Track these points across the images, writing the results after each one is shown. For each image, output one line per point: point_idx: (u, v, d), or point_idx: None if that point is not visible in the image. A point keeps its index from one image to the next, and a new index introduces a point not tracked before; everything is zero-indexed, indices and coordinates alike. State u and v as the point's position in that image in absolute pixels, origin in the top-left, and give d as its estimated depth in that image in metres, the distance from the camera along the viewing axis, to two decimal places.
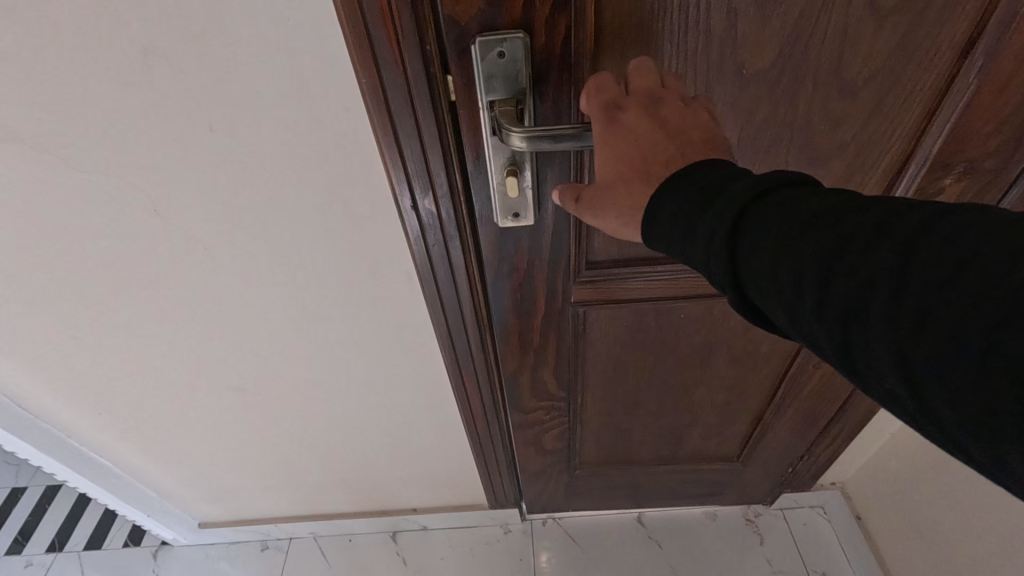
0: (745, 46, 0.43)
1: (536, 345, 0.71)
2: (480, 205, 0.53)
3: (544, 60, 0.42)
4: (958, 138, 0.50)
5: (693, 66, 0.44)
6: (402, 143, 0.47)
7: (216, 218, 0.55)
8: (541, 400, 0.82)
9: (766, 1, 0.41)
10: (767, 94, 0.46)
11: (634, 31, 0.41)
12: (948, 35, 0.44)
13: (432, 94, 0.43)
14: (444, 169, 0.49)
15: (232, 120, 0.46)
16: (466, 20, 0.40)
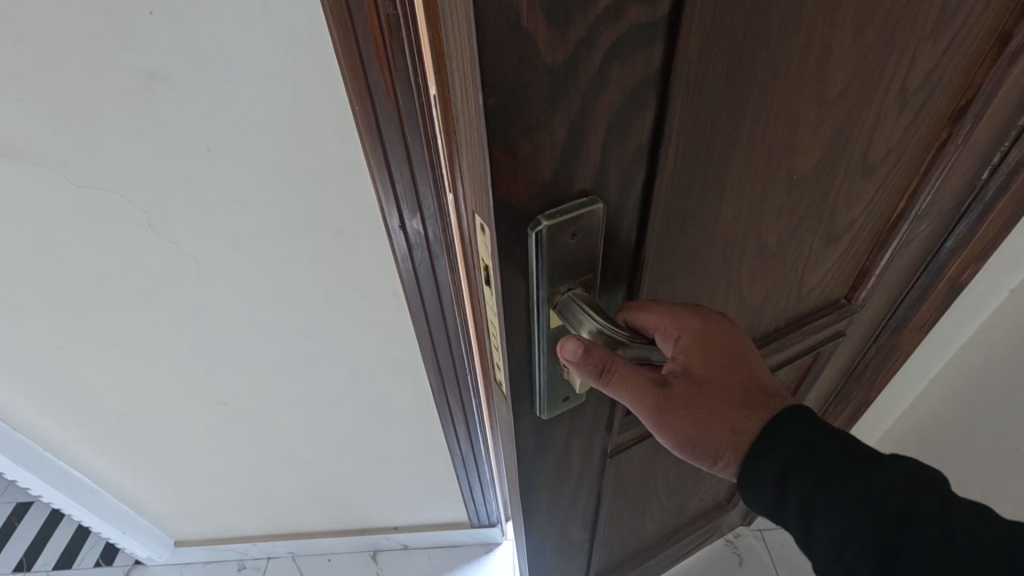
0: (801, 152, 0.41)
1: (568, 502, 0.54)
2: (521, 390, 0.40)
3: (613, 223, 0.34)
4: (941, 191, 0.54)
5: (753, 184, 0.40)
6: (392, 167, 0.49)
7: (209, 234, 0.56)
8: (565, 559, 0.63)
9: (824, 103, 0.38)
10: (813, 188, 0.45)
11: (699, 168, 0.35)
12: (945, 103, 0.47)
13: (424, 132, 0.47)
14: (432, 191, 0.52)
15: (228, 142, 0.48)
16: (522, 201, 0.29)
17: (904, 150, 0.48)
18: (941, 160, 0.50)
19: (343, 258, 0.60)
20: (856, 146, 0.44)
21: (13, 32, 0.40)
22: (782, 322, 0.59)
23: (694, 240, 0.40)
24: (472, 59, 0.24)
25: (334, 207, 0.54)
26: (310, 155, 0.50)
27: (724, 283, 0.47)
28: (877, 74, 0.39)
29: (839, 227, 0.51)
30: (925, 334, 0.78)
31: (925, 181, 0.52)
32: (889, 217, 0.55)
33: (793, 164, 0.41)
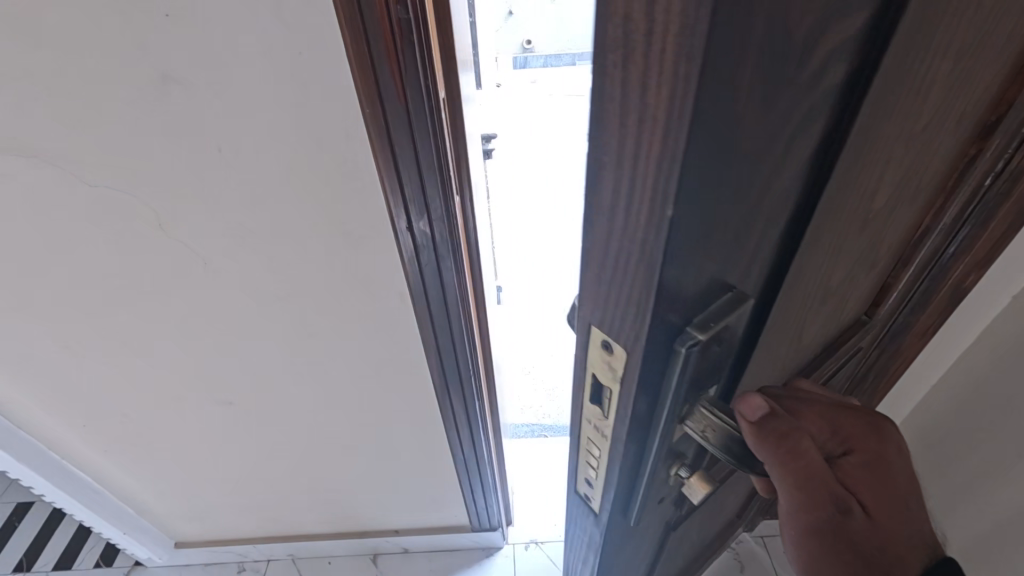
0: (882, 192, 0.38)
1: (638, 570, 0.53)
2: (620, 488, 0.37)
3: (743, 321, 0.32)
4: (966, 200, 0.53)
5: (845, 234, 0.36)
6: (401, 169, 0.50)
7: (218, 235, 0.57)
8: None
9: (911, 140, 0.35)
10: (879, 222, 0.42)
11: (816, 232, 0.32)
12: (981, 118, 0.45)
13: (432, 134, 0.48)
14: (439, 193, 0.53)
15: (239, 143, 0.49)
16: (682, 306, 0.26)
17: (943, 168, 0.47)
18: (971, 173, 0.50)
19: (349, 260, 0.60)
20: (915, 175, 0.42)
21: (29, 33, 0.41)
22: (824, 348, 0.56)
23: (789, 308, 0.37)
24: (658, 182, 0.20)
25: (341, 208, 0.55)
26: (318, 156, 0.50)
27: (795, 332, 0.44)
28: (951, 104, 0.37)
29: (883, 248, 0.50)
30: (925, 340, 0.79)
31: (954, 194, 0.51)
32: (920, 231, 0.54)
33: (873, 206, 0.38)
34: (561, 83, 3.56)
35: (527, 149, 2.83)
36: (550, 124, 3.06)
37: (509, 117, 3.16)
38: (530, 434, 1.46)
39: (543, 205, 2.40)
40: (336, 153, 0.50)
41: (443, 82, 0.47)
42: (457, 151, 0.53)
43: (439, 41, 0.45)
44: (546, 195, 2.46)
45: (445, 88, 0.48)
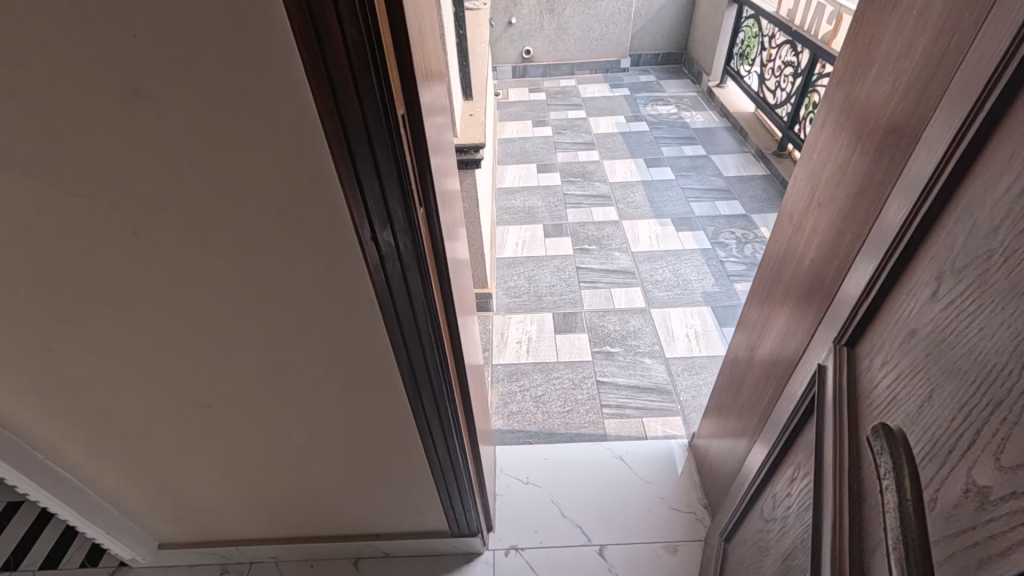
0: None
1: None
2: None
3: None
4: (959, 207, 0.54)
5: None
6: (362, 183, 0.52)
7: (192, 243, 0.59)
8: None
9: None
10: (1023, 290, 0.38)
11: None
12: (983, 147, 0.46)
13: (392, 149, 0.50)
14: (402, 206, 0.55)
15: (209, 157, 0.51)
16: None
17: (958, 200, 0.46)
18: None
19: (320, 268, 0.62)
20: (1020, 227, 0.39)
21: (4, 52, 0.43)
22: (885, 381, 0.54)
23: None
24: None
25: (308, 218, 0.57)
26: (282, 169, 0.52)
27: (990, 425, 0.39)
28: None
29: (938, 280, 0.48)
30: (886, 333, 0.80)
31: None
32: None
33: None
34: (559, 92, 3.59)
35: (522, 158, 2.85)
36: (545, 133, 3.09)
37: (506, 125, 3.20)
38: (516, 440, 1.47)
39: (536, 213, 2.42)
40: (301, 166, 0.52)
41: (401, 100, 0.49)
42: (420, 165, 0.55)
43: (396, 61, 0.47)
44: (539, 203, 2.48)
45: (404, 104, 0.50)
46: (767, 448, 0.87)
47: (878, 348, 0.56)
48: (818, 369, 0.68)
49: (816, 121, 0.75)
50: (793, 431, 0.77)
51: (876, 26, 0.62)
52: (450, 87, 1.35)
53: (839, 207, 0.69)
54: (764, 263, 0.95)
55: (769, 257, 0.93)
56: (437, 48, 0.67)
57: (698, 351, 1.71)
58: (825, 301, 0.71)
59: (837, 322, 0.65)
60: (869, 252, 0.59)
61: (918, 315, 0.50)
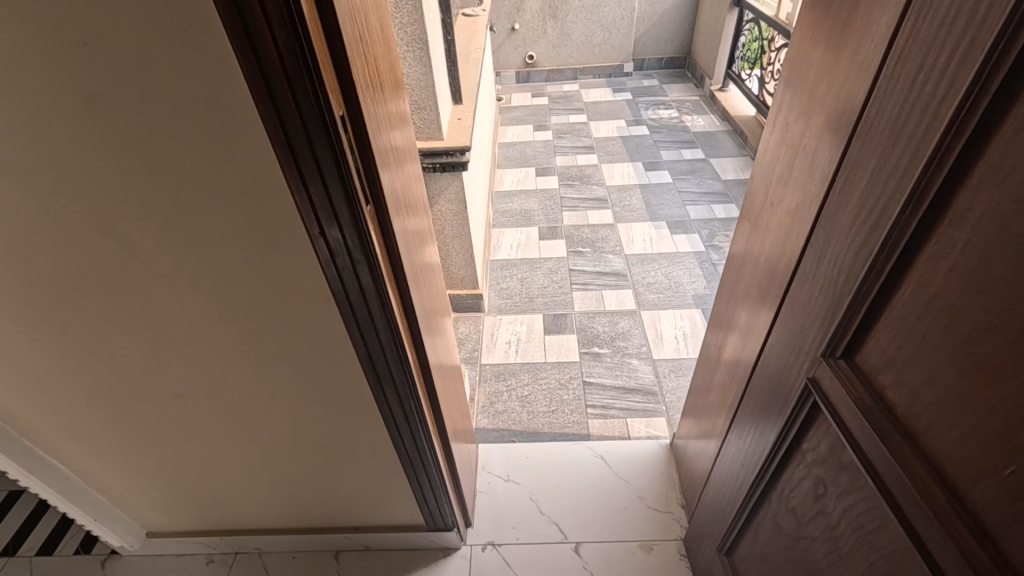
0: None
1: None
2: None
3: None
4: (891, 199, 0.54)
5: None
6: (307, 180, 0.55)
7: (155, 237, 0.63)
8: None
9: None
10: None
11: None
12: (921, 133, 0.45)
13: (332, 148, 0.53)
14: (346, 203, 0.57)
15: (163, 156, 0.55)
16: None
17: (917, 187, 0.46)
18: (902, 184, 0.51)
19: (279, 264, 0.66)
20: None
21: None
22: (910, 365, 0.49)
23: None
24: None
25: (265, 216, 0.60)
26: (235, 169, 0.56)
27: None
28: None
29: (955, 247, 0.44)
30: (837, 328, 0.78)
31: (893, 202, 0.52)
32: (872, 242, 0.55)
33: None
34: (561, 97, 3.62)
35: (521, 162, 2.88)
36: (545, 137, 3.12)
37: (508, 129, 3.23)
38: (500, 439, 1.49)
39: (532, 216, 2.44)
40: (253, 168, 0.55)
41: (341, 101, 0.52)
42: (365, 164, 0.58)
43: (333, 66, 0.50)
44: (535, 206, 2.51)
45: (343, 106, 0.53)
46: (757, 455, 0.82)
47: (901, 360, 0.50)
48: (811, 381, 0.63)
49: (769, 119, 0.76)
50: (789, 437, 0.71)
51: (819, 24, 0.62)
52: (435, 91, 1.38)
53: (787, 204, 0.70)
54: (731, 262, 0.95)
55: (734, 254, 0.93)
56: (394, 49, 0.70)
57: (686, 354, 1.71)
58: (779, 295, 0.72)
59: (822, 330, 0.61)
60: (838, 256, 0.57)
61: (963, 319, 0.43)
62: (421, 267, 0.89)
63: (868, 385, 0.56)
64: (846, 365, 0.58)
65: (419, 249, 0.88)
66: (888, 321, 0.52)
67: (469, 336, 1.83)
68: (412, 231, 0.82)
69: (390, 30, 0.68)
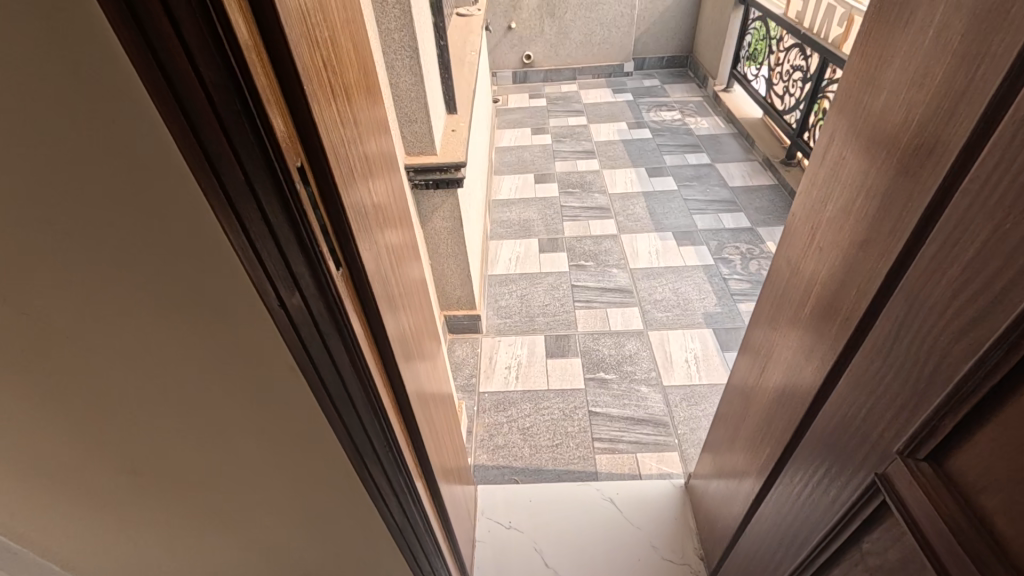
0: None
1: None
2: None
3: None
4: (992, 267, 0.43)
5: None
6: (257, 243, 0.43)
7: (55, 326, 0.48)
8: None
9: None
10: None
11: None
12: None
13: (286, 205, 0.41)
14: (308, 269, 0.46)
15: (60, 223, 0.41)
16: None
17: None
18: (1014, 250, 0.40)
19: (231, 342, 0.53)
20: None
21: None
22: None
23: None
24: None
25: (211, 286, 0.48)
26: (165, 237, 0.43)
27: None
28: None
29: None
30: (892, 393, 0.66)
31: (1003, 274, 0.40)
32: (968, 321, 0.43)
33: None
34: (560, 98, 3.50)
35: (520, 168, 2.76)
36: (545, 141, 3.00)
37: (505, 133, 3.11)
38: (500, 478, 1.39)
39: (531, 226, 2.33)
40: (188, 232, 0.43)
41: (298, 147, 0.41)
42: (337, 219, 0.47)
43: (284, 104, 0.38)
44: (535, 216, 2.39)
45: (301, 153, 0.41)
46: (800, 536, 0.71)
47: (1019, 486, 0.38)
48: (880, 478, 0.51)
49: (816, 149, 0.64)
50: (845, 532, 0.60)
51: (887, 39, 0.51)
52: (427, 102, 1.26)
53: (842, 253, 0.59)
54: (764, 302, 0.84)
55: (768, 293, 0.82)
56: (372, 70, 0.58)
57: (698, 379, 1.60)
58: (833, 361, 0.60)
59: (896, 419, 0.49)
60: (921, 333, 0.45)
61: None
62: (411, 313, 0.77)
63: (961, 501, 0.43)
64: (931, 470, 0.46)
65: (407, 294, 0.76)
66: (996, 428, 0.39)
67: (466, 361, 1.72)
68: (400, 279, 0.70)
69: (365, 46, 0.57)
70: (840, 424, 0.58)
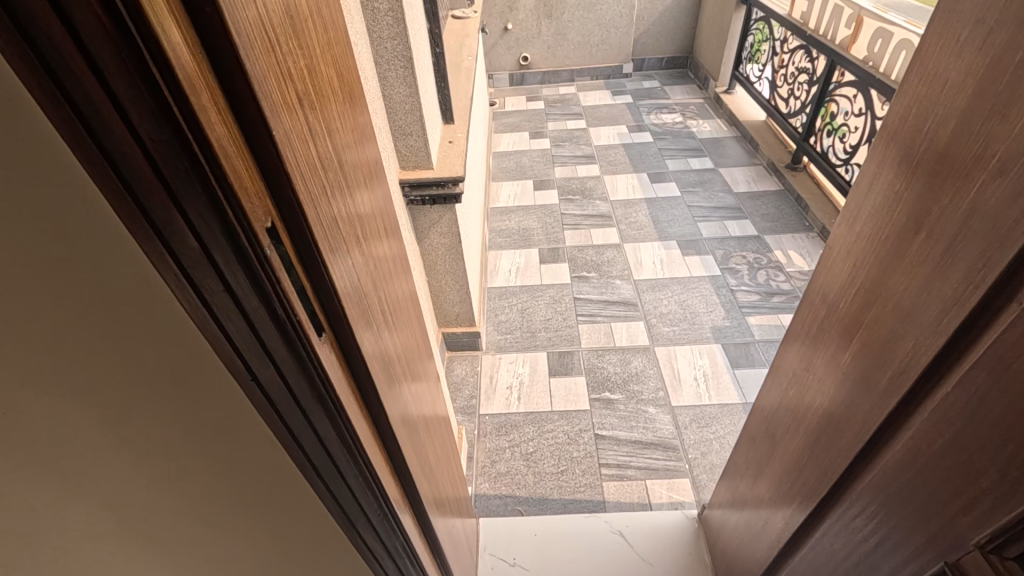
0: None
1: None
2: None
3: None
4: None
5: None
6: (221, 317, 0.35)
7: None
8: None
9: None
10: None
11: None
12: None
13: (254, 275, 0.34)
14: (285, 344, 0.38)
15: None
16: None
17: None
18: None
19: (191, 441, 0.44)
20: None
21: None
22: None
23: None
24: None
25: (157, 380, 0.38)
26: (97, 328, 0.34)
27: None
28: None
29: None
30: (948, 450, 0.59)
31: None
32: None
33: None
34: (558, 100, 3.42)
35: (518, 174, 2.69)
36: (543, 145, 2.93)
37: (502, 137, 3.04)
38: (503, 509, 1.32)
39: (531, 235, 2.26)
40: (128, 313, 0.35)
41: (267, 204, 0.34)
42: (320, 281, 0.40)
43: (247, 154, 0.31)
44: (535, 224, 2.32)
45: (271, 210, 0.34)
46: None
47: None
48: (953, 568, 0.44)
49: (858, 179, 0.58)
50: None
51: (950, 61, 0.44)
52: (423, 114, 1.19)
53: (892, 299, 0.52)
54: (793, 337, 0.78)
55: (799, 329, 0.75)
56: (363, 96, 0.51)
57: (708, 399, 1.53)
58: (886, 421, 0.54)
59: (976, 506, 0.42)
60: (1012, 414, 0.38)
61: None
62: (409, 357, 0.69)
63: None
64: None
65: (406, 338, 0.68)
66: None
67: (466, 381, 1.65)
68: (399, 325, 0.62)
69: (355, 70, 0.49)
70: (894, 495, 0.51)
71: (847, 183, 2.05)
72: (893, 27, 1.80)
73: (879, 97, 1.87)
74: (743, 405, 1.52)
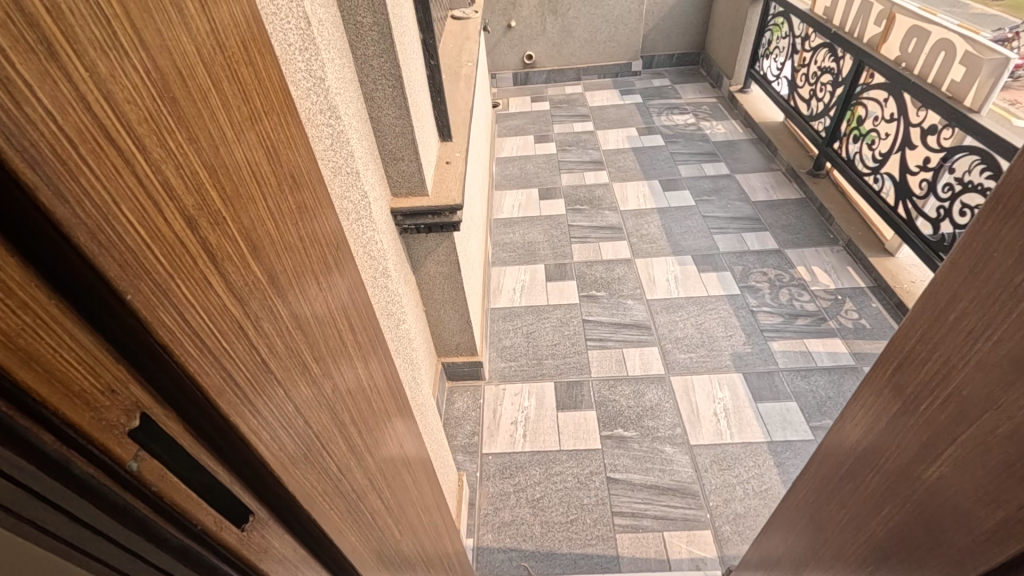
0: None
1: None
2: None
3: None
4: None
5: None
6: (83, 551, 0.23)
7: None
8: None
9: None
10: None
11: None
12: None
13: (120, 491, 0.22)
14: (183, 554, 0.27)
15: None
16: None
17: None
18: None
19: None
20: None
21: None
22: None
23: None
24: None
25: None
26: None
27: None
28: None
29: None
30: None
31: None
32: None
33: None
34: (564, 101, 3.28)
35: (522, 181, 2.56)
36: (549, 150, 2.79)
37: (506, 141, 2.90)
38: (508, 566, 1.21)
39: (537, 250, 2.13)
40: None
41: (135, 389, 0.22)
42: (240, 460, 0.29)
43: (88, 336, 0.19)
44: (540, 238, 2.19)
45: (142, 396, 0.22)
46: None
47: None
48: None
49: (957, 252, 0.45)
50: None
51: None
52: (415, 138, 1.07)
53: (1006, 420, 0.40)
54: (848, 412, 0.65)
55: (856, 405, 0.62)
56: (316, 159, 0.39)
57: (730, 438, 1.42)
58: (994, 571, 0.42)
59: None
60: None
61: None
62: (398, 451, 0.58)
63: None
64: None
65: (395, 427, 0.57)
66: None
67: (467, 415, 1.53)
68: (380, 425, 0.51)
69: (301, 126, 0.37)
70: None
71: (876, 193, 1.91)
72: (931, 27, 1.64)
73: (913, 102, 1.72)
74: (768, 444, 1.40)
